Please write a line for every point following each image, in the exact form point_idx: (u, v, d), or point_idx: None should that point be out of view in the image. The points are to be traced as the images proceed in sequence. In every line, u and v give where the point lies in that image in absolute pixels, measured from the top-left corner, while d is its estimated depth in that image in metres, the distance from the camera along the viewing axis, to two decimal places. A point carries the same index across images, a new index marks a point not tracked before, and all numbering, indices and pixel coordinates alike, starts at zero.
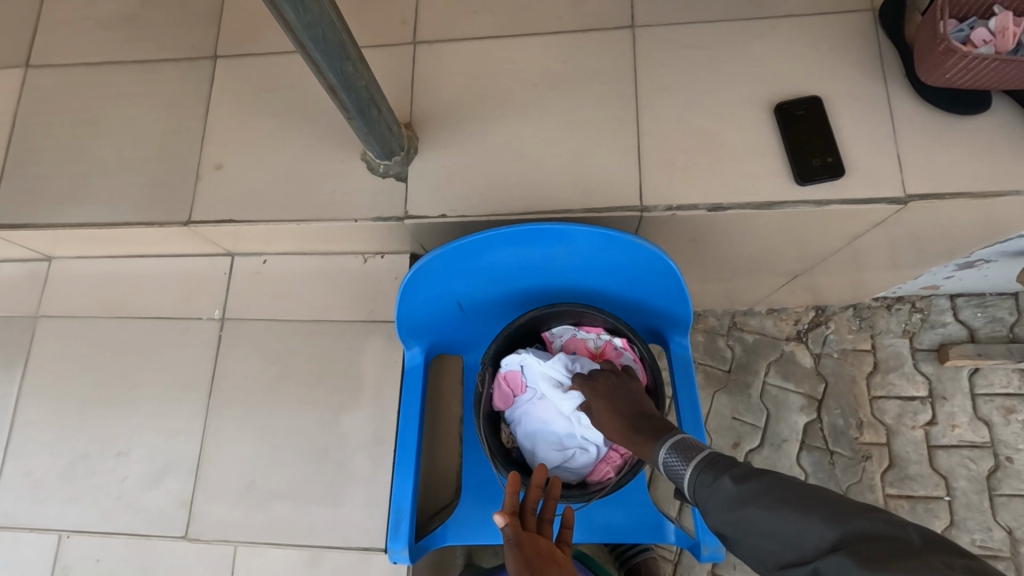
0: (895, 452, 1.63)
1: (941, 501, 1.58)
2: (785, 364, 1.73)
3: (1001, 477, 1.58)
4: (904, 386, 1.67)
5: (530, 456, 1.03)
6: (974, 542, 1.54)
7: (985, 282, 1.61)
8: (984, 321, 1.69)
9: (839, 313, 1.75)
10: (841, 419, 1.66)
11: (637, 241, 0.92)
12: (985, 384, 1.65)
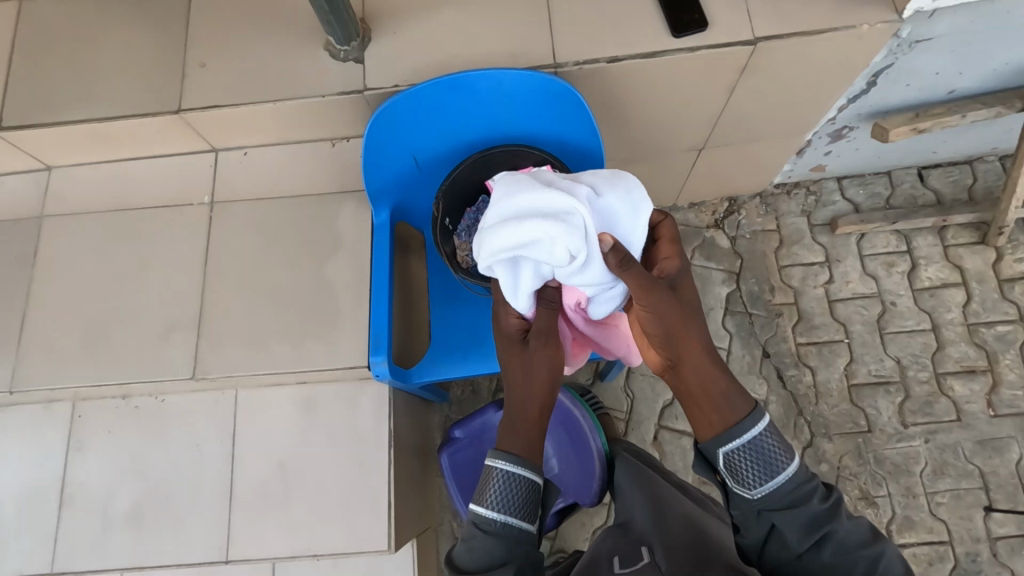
0: (803, 309, 1.92)
1: (842, 343, 1.87)
2: (708, 248, 2.00)
3: (888, 319, 1.88)
4: (805, 255, 1.97)
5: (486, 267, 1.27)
6: (870, 372, 1.84)
7: (860, 159, 1.92)
8: (865, 196, 2.00)
9: (749, 201, 2.04)
10: (757, 287, 1.95)
11: (552, 78, 1.16)
12: (871, 246, 1.96)
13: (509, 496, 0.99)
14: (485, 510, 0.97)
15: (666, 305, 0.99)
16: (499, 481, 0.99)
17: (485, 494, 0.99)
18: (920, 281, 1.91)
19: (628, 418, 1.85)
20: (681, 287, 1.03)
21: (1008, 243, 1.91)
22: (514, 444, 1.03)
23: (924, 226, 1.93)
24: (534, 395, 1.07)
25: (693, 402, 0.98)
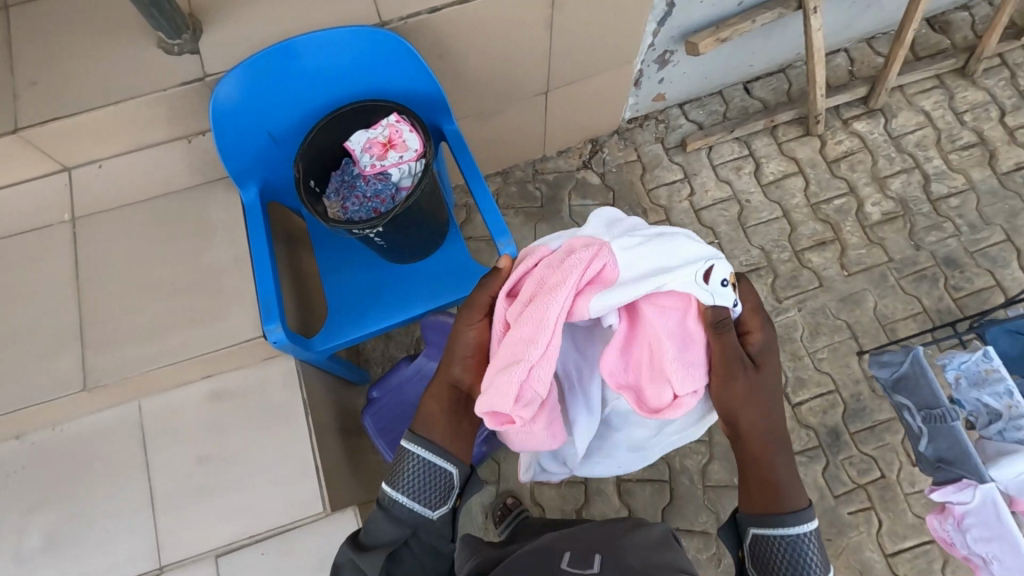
0: (675, 222, 2.11)
1: (713, 244, 2.08)
2: (582, 187, 2.17)
3: (747, 214, 2.11)
4: (667, 175, 2.17)
5: (357, 217, 1.34)
6: (742, 263, 2.05)
7: (691, 82, 2.16)
8: (705, 115, 2.24)
9: (609, 140, 2.23)
10: (631, 212, 2.13)
11: (376, 30, 1.27)
12: (719, 156, 2.19)
13: (417, 484, 1.11)
14: (394, 494, 1.11)
15: (755, 378, 1.13)
16: (410, 466, 1.12)
17: (399, 479, 1.12)
18: (766, 177, 2.15)
19: None
20: (770, 353, 1.17)
21: (828, 130, 2.20)
22: (427, 425, 1.15)
23: (758, 129, 2.19)
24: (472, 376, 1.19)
25: (781, 483, 1.12)
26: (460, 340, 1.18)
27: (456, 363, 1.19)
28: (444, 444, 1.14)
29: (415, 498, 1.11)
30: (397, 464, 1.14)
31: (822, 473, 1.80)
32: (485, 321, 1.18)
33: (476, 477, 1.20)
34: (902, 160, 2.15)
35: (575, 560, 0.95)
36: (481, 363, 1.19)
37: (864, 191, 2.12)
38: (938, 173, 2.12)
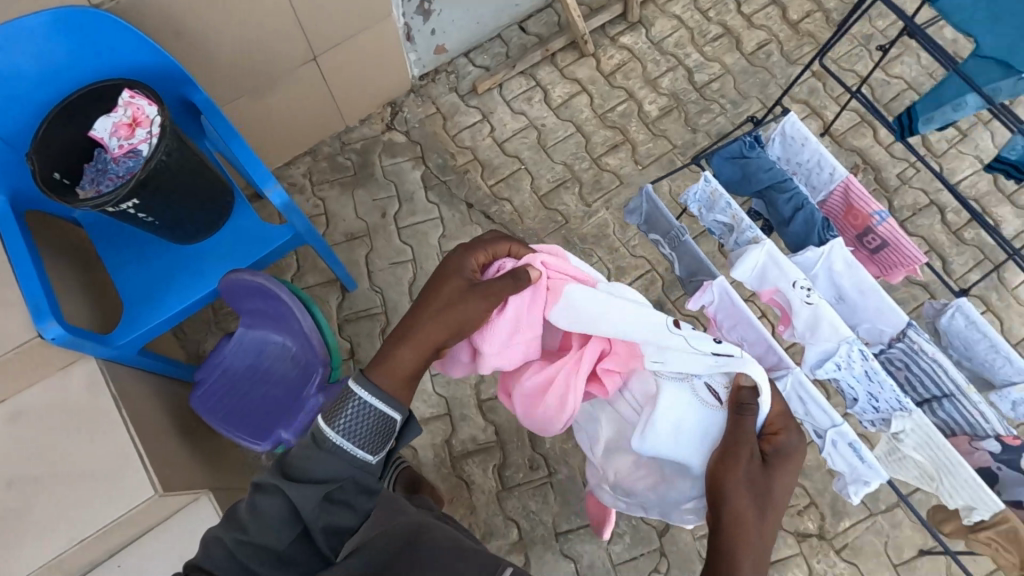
0: (483, 159, 2.24)
1: (521, 170, 2.22)
2: (390, 148, 2.26)
3: (545, 137, 2.28)
4: (466, 119, 2.30)
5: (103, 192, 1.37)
6: (549, 180, 2.21)
7: (465, 30, 2.30)
8: (490, 58, 2.39)
9: (406, 99, 2.33)
10: (441, 159, 2.24)
11: (75, 8, 1.26)
12: (510, 92, 2.34)
13: (355, 424, 0.96)
14: (331, 432, 0.94)
15: (748, 472, 1.04)
16: (353, 406, 0.97)
17: (337, 416, 0.96)
18: (555, 101, 2.33)
19: (384, 309, 2.05)
20: (784, 458, 1.08)
21: (599, 48, 2.41)
22: (381, 376, 1.03)
23: (538, 60, 2.36)
24: (445, 331, 1.09)
25: (749, 522, 0.97)
26: (439, 301, 1.10)
27: (448, 315, 1.09)
28: (394, 396, 1.01)
29: (354, 438, 0.95)
30: (336, 400, 0.98)
31: None
32: (470, 290, 1.11)
33: (415, 424, 1.06)
34: (667, 60, 2.39)
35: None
36: (459, 325, 1.10)
37: (641, 94, 2.34)
38: (698, 65, 2.38)
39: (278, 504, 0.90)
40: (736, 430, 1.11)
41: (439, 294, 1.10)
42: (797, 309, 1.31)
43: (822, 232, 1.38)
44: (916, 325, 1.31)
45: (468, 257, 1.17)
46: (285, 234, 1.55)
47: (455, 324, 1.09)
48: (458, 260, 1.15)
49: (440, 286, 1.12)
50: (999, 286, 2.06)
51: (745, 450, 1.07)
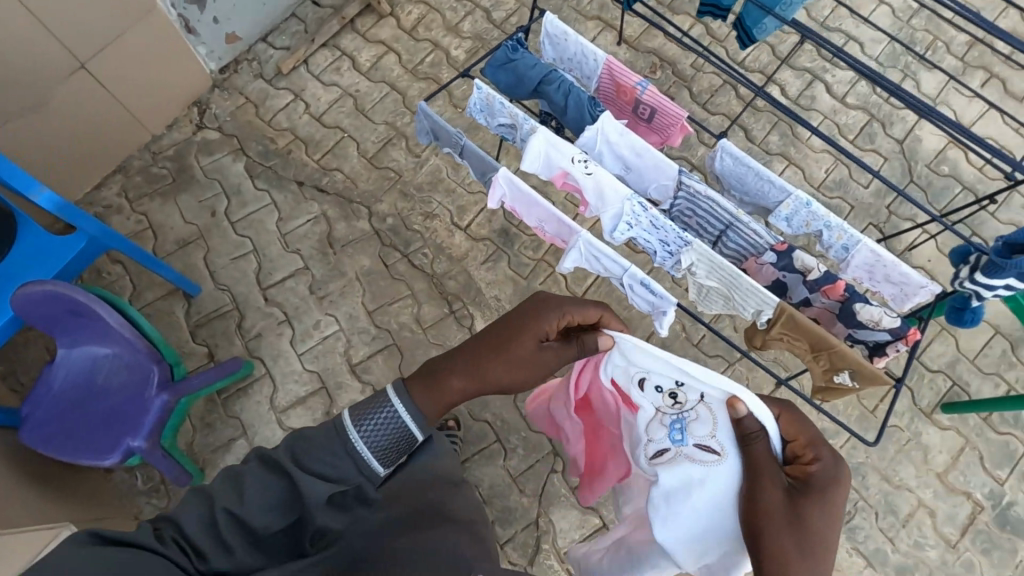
0: (304, 137, 2.23)
1: (344, 138, 2.22)
2: (206, 147, 2.19)
3: (361, 101, 2.29)
4: (278, 101, 2.27)
5: None
6: (374, 141, 2.22)
7: (252, 14, 2.26)
8: (289, 38, 2.36)
9: (211, 95, 2.27)
10: (260, 146, 2.20)
11: None
12: (317, 66, 2.33)
13: (379, 432, 0.96)
14: (354, 432, 0.94)
15: (776, 493, 0.91)
16: (382, 413, 0.97)
17: (364, 418, 0.96)
18: (363, 66, 2.34)
19: (236, 305, 1.99)
20: (830, 481, 0.90)
21: (396, 7, 2.44)
22: (422, 395, 1.02)
23: (337, 30, 2.36)
24: (487, 382, 1.06)
25: (777, 546, 0.86)
26: (482, 344, 1.07)
27: (485, 368, 1.05)
28: (425, 417, 1.01)
29: (372, 445, 0.95)
30: (371, 400, 0.98)
31: (506, 265, 2.06)
32: (537, 353, 1.07)
33: (431, 443, 1.07)
34: (463, 6, 2.45)
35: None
36: (498, 383, 1.07)
37: (446, 42, 2.40)
38: (494, 4, 2.46)
39: (280, 487, 0.90)
40: (761, 459, 0.95)
41: (503, 343, 1.06)
42: (582, 182, 1.40)
43: (591, 110, 1.48)
44: (687, 171, 1.43)
45: (550, 317, 1.07)
46: (86, 238, 1.52)
47: (483, 374, 1.05)
48: (545, 316, 1.06)
49: (495, 330, 1.08)
50: (795, 141, 2.29)
51: (770, 474, 0.93)
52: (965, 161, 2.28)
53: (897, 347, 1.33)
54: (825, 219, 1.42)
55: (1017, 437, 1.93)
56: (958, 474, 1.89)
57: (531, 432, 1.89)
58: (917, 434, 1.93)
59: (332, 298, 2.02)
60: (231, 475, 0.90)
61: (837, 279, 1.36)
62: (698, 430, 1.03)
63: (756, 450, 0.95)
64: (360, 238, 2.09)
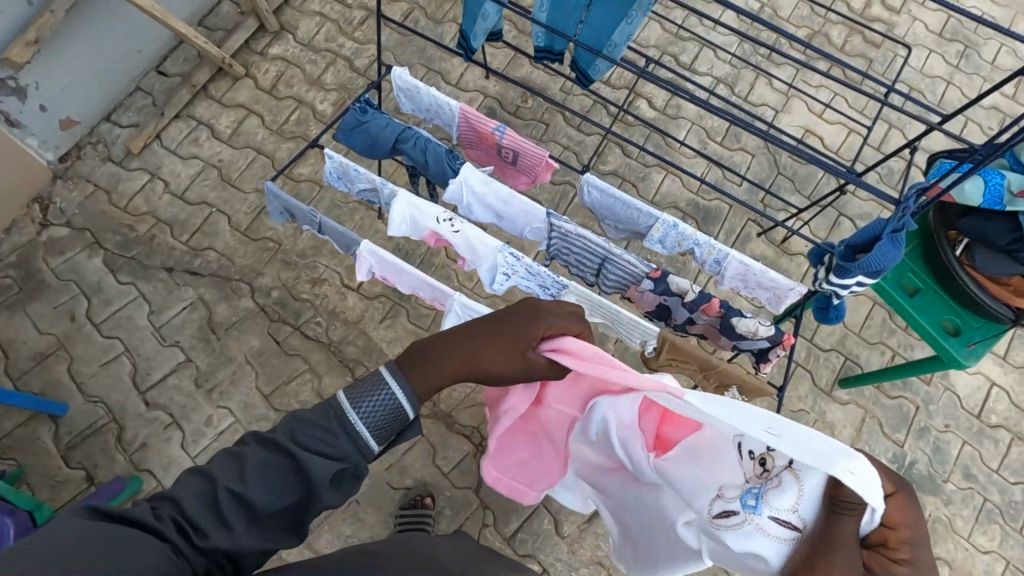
0: (167, 218, 2.06)
1: (213, 213, 2.08)
2: (54, 246, 1.99)
3: (227, 171, 2.15)
4: (133, 183, 2.10)
5: None
6: (246, 211, 2.09)
7: (87, 94, 2.07)
8: (136, 114, 2.19)
9: (54, 188, 2.06)
10: (119, 235, 2.02)
11: None
12: (172, 140, 2.18)
13: (377, 412, 0.86)
14: (353, 412, 0.85)
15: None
16: (379, 394, 0.87)
17: (362, 397, 0.86)
18: (224, 132, 2.20)
19: (113, 416, 1.81)
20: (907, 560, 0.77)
21: (251, 66, 2.32)
22: (415, 377, 0.90)
23: (189, 99, 2.22)
24: (467, 365, 0.91)
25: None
26: (481, 334, 0.91)
27: (469, 351, 0.90)
28: (419, 403, 0.90)
29: (370, 424, 0.85)
30: (366, 380, 0.88)
31: (406, 320, 1.98)
32: (527, 353, 0.90)
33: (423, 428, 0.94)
34: (323, 57, 2.37)
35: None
36: (477, 366, 0.90)
37: (310, 97, 2.30)
38: (355, 51, 2.38)
39: (281, 461, 0.80)
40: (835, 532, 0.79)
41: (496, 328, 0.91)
42: (452, 240, 1.37)
43: (451, 164, 1.45)
44: (555, 212, 1.43)
45: (544, 320, 0.90)
46: None
47: (466, 363, 0.90)
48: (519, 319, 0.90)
49: (496, 318, 0.92)
50: (669, 149, 2.36)
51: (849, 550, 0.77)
52: (823, 147, 2.43)
53: (777, 352, 1.37)
54: (693, 238, 1.45)
55: (907, 398, 2.07)
56: (864, 444, 2.00)
57: (456, 489, 1.83)
58: (822, 413, 2.03)
59: (223, 389, 1.87)
60: (230, 452, 0.80)
61: (712, 297, 1.39)
62: (778, 502, 0.85)
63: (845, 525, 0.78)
64: (244, 318, 1.96)
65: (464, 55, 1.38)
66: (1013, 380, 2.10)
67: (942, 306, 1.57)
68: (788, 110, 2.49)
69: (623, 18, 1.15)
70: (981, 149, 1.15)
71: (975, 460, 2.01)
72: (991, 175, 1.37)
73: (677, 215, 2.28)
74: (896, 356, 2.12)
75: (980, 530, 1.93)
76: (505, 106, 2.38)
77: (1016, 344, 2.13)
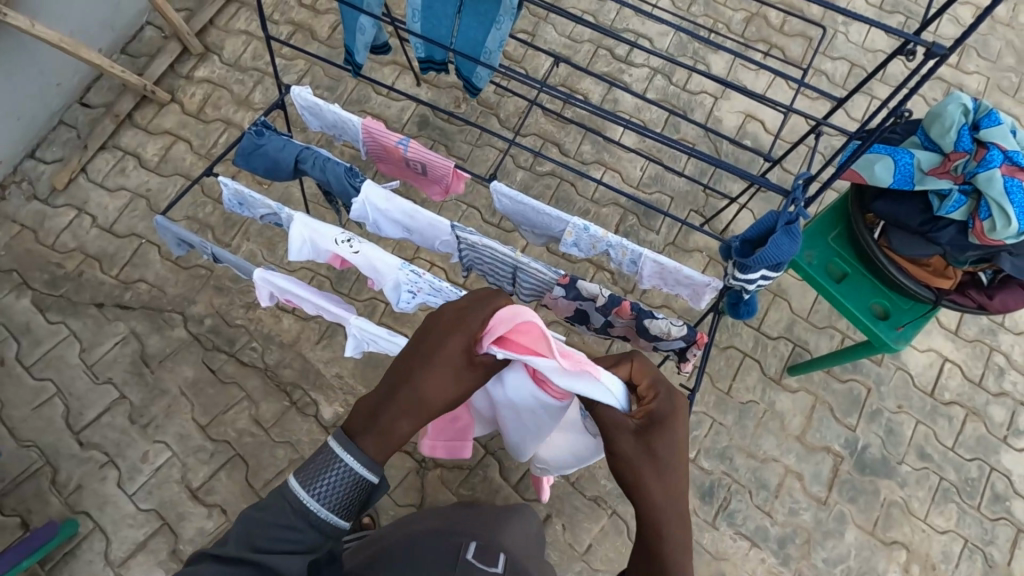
0: (95, 253, 2.03)
1: (142, 244, 2.04)
2: None
3: (155, 200, 2.11)
4: (60, 220, 2.07)
5: None
6: None
7: (5, 134, 2.04)
8: (60, 148, 2.16)
9: None
10: (47, 273, 1.99)
11: None
12: (98, 172, 2.14)
13: (334, 491, 0.83)
14: (308, 497, 0.83)
15: (651, 479, 0.85)
16: (331, 471, 0.83)
17: (315, 479, 0.83)
18: (151, 161, 2.17)
19: (46, 459, 1.79)
20: (660, 426, 0.87)
21: (177, 91, 2.28)
22: (369, 440, 0.85)
23: (113, 129, 2.18)
24: (422, 404, 0.86)
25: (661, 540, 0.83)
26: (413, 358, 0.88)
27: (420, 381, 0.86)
28: (375, 460, 0.86)
29: (329, 505, 0.83)
30: (315, 461, 0.84)
31: (341, 339, 1.94)
32: (464, 367, 0.88)
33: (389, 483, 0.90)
34: (250, 76, 2.31)
35: (481, 555, 0.97)
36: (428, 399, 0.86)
37: (238, 118, 2.25)
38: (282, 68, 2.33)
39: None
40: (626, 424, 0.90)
41: (426, 356, 0.87)
42: (353, 261, 1.33)
43: (351, 182, 1.40)
44: (460, 223, 1.37)
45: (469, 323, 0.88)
46: None
47: (414, 399, 0.86)
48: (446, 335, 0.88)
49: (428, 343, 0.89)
50: (607, 145, 2.31)
51: (619, 429, 0.88)
52: (765, 131, 2.38)
53: (693, 351, 1.35)
54: (606, 240, 1.40)
55: (859, 381, 2.03)
56: (815, 432, 1.97)
57: (400, 507, 1.81)
58: (772, 403, 1.99)
59: (158, 423, 1.84)
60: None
61: (624, 299, 1.35)
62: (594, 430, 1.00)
63: (602, 415, 0.90)
64: (178, 349, 1.92)
65: (352, 70, 1.36)
66: (966, 355, 2.06)
67: (871, 289, 1.54)
68: (729, 95, 2.43)
69: (492, 24, 1.12)
70: (870, 133, 1.07)
71: (930, 439, 1.97)
72: (900, 155, 1.34)
73: (618, 211, 2.23)
74: (846, 340, 2.08)
75: (936, 510, 1.90)
76: (438, 112, 2.32)
77: (968, 318, 2.08)
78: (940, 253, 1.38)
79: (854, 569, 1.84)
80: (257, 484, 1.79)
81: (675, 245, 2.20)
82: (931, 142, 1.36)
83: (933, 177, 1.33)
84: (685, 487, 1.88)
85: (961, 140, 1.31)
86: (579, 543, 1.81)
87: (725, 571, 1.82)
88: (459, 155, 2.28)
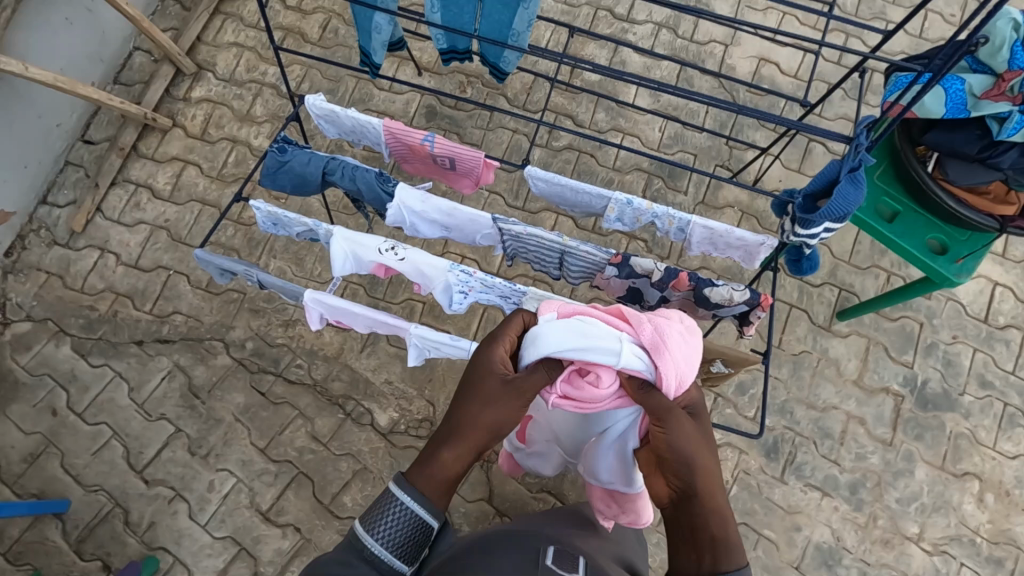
0: (126, 290, 2.01)
1: (171, 276, 2.02)
2: (20, 343, 1.96)
3: (175, 230, 2.08)
4: (83, 260, 2.05)
5: None
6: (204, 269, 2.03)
7: (15, 183, 2.00)
8: (71, 190, 2.12)
9: (5, 284, 2.01)
10: (82, 318, 1.98)
11: None
12: (112, 209, 2.11)
13: (396, 532, 0.85)
14: (372, 539, 0.84)
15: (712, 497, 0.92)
16: (394, 512, 0.86)
17: (377, 522, 0.85)
18: (164, 190, 2.13)
19: (116, 501, 1.81)
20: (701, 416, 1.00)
21: (177, 114, 2.22)
22: (429, 482, 0.91)
23: (121, 163, 2.13)
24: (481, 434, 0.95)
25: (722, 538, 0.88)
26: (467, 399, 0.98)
27: (474, 415, 0.96)
28: (434, 502, 0.89)
29: (392, 547, 0.84)
30: (376, 503, 0.87)
31: (385, 344, 1.93)
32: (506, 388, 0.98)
33: (451, 529, 0.94)
34: (249, 89, 2.25)
35: (560, 561, 0.87)
36: (491, 429, 0.97)
37: (243, 134, 2.20)
38: (279, 76, 2.26)
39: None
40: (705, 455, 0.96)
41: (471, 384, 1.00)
42: (399, 268, 1.29)
43: (384, 187, 1.36)
44: (500, 215, 1.32)
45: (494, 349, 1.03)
46: None
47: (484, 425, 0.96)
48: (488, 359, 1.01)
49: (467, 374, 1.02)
50: (622, 110, 2.24)
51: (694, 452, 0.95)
52: (781, 73, 2.29)
53: (757, 314, 1.30)
54: (650, 212, 1.34)
55: (910, 317, 1.99)
56: (872, 374, 1.94)
57: (470, 503, 1.81)
58: (825, 351, 1.97)
59: (218, 452, 1.85)
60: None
61: (680, 270, 1.29)
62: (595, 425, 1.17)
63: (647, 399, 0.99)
64: (224, 375, 1.92)
65: (369, 72, 1.33)
66: (1016, 277, 2.01)
67: (925, 225, 1.48)
68: (739, 41, 2.34)
69: (518, 6, 1.08)
70: (941, 53, 1.02)
71: (989, 365, 1.94)
72: (950, 82, 1.27)
73: (642, 176, 2.18)
74: (892, 278, 2.03)
75: (1004, 436, 1.89)
76: (444, 100, 2.25)
77: (1014, 239, 2.03)
78: (1001, 177, 1.35)
79: (929, 505, 1.83)
80: (325, 499, 1.80)
81: (705, 204, 2.15)
82: (981, 64, 1.28)
83: (987, 101, 1.26)
84: (750, 447, 1.87)
85: (1016, 58, 1.21)
86: (652, 515, 1.81)
87: (801, 524, 1.82)
88: (472, 142, 2.22)
